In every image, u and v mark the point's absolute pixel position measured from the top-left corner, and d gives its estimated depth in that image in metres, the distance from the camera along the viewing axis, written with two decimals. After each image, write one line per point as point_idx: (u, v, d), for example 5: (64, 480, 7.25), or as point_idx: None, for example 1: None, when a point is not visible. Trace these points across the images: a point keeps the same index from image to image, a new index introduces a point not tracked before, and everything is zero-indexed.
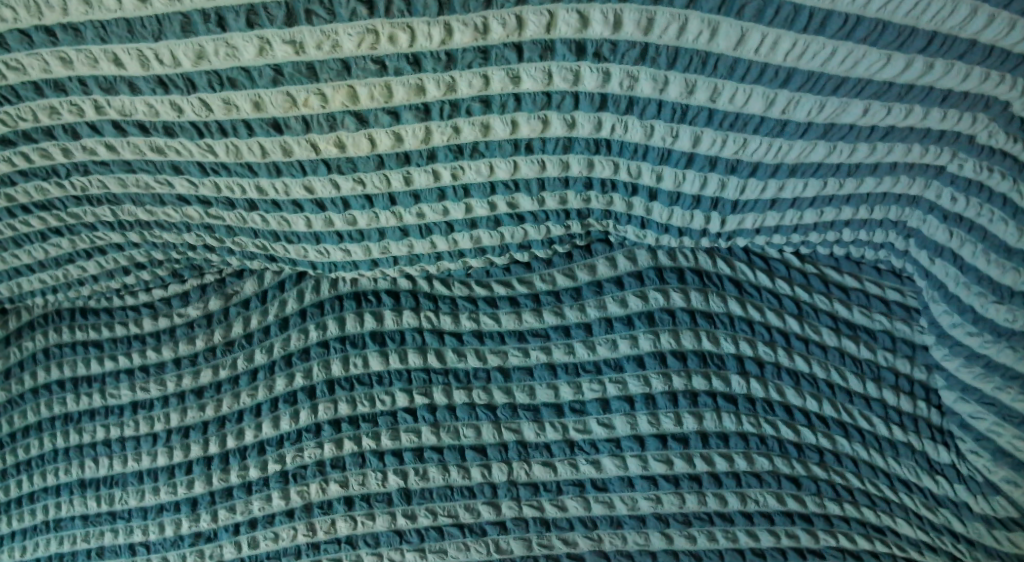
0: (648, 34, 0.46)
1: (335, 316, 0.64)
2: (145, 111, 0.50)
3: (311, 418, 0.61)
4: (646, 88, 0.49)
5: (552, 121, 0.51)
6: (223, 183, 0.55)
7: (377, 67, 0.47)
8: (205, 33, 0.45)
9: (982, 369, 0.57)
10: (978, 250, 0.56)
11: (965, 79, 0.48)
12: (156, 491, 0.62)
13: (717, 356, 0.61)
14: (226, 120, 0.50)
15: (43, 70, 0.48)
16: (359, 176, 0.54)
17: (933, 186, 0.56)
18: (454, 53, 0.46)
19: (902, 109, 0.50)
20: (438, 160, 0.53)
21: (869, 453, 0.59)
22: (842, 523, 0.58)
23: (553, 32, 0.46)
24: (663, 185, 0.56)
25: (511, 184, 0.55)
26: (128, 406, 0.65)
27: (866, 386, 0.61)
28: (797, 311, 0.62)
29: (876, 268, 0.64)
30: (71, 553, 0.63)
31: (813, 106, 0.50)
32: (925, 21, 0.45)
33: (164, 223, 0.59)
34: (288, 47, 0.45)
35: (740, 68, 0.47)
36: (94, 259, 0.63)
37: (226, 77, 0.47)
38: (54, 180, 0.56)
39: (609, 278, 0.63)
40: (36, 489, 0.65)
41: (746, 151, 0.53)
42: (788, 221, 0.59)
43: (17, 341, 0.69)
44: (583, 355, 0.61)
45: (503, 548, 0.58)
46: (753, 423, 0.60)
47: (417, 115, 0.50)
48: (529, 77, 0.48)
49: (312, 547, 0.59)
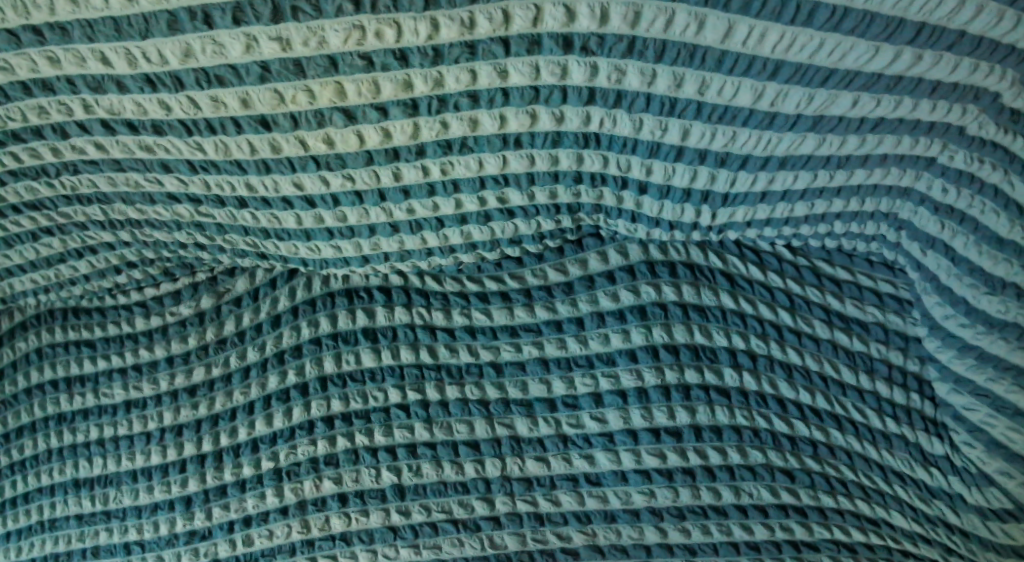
0: (635, 28, 0.46)
1: (328, 313, 0.64)
2: (133, 110, 0.50)
3: (304, 416, 0.62)
4: (635, 81, 0.49)
5: (541, 115, 0.51)
6: (213, 181, 0.55)
7: (364, 63, 0.47)
8: (192, 31, 0.45)
9: (974, 361, 0.57)
10: (970, 241, 0.56)
11: (954, 70, 0.48)
12: (150, 490, 0.62)
13: (709, 350, 0.61)
14: (215, 117, 0.50)
15: (31, 70, 0.48)
16: (349, 173, 0.54)
17: (925, 177, 0.56)
18: (441, 49, 0.46)
19: (892, 100, 0.50)
20: (427, 156, 0.53)
21: (862, 446, 0.59)
22: (837, 516, 0.58)
23: (539, 27, 0.45)
24: (653, 178, 0.56)
25: (501, 179, 0.55)
26: (121, 405, 0.65)
27: (859, 378, 0.61)
28: (790, 304, 0.62)
29: (868, 261, 0.64)
30: (66, 552, 0.63)
31: (802, 98, 0.50)
32: (913, 12, 0.45)
33: (155, 222, 0.59)
34: (275, 44, 0.45)
35: (728, 61, 0.47)
36: (85, 259, 0.63)
37: (214, 75, 0.47)
38: (44, 180, 0.56)
39: (601, 273, 0.63)
40: (31, 489, 0.65)
41: (735, 144, 0.53)
42: (779, 214, 0.59)
43: (11, 341, 0.69)
44: (576, 350, 0.61)
45: (497, 543, 0.58)
46: (747, 416, 0.60)
47: (406, 110, 0.50)
48: (517, 72, 0.48)
49: (307, 544, 0.59)
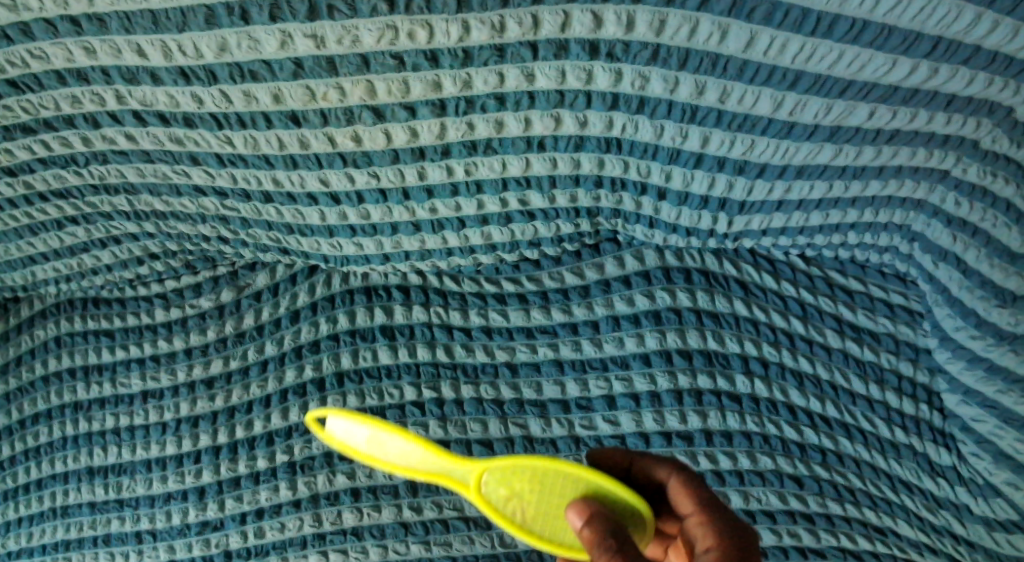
0: (660, 35, 0.47)
1: (346, 310, 0.64)
2: (166, 102, 0.51)
3: (320, 410, 0.62)
4: (658, 88, 0.50)
5: (565, 119, 0.52)
6: (241, 175, 0.56)
7: (396, 63, 0.47)
8: (228, 26, 0.46)
9: (983, 373, 0.58)
10: (982, 254, 0.57)
11: (969, 84, 0.49)
12: (164, 480, 0.63)
13: (722, 356, 0.62)
14: (246, 112, 0.51)
15: (67, 60, 0.49)
16: (374, 171, 0.55)
17: (938, 191, 0.57)
18: (471, 51, 0.47)
19: (907, 113, 0.51)
20: (452, 156, 0.54)
21: (871, 455, 0.60)
22: (844, 523, 0.59)
23: (567, 33, 0.46)
24: (672, 184, 0.57)
25: (523, 181, 0.56)
26: (138, 395, 0.65)
27: (869, 388, 0.61)
28: (802, 313, 0.63)
29: (880, 273, 0.64)
30: (78, 540, 0.64)
31: (820, 108, 0.51)
32: (929, 27, 0.46)
33: (180, 214, 0.60)
34: (309, 41, 0.46)
35: (749, 70, 0.48)
36: (108, 249, 0.64)
37: (248, 70, 0.48)
38: (73, 169, 0.57)
39: (618, 277, 0.63)
40: (44, 476, 0.66)
41: (754, 152, 0.54)
42: (794, 224, 0.60)
43: (30, 329, 0.69)
44: (591, 353, 0.62)
45: (507, 541, 0.59)
46: (758, 423, 0.60)
47: (434, 110, 0.51)
48: (544, 75, 0.49)
49: (318, 538, 0.60)
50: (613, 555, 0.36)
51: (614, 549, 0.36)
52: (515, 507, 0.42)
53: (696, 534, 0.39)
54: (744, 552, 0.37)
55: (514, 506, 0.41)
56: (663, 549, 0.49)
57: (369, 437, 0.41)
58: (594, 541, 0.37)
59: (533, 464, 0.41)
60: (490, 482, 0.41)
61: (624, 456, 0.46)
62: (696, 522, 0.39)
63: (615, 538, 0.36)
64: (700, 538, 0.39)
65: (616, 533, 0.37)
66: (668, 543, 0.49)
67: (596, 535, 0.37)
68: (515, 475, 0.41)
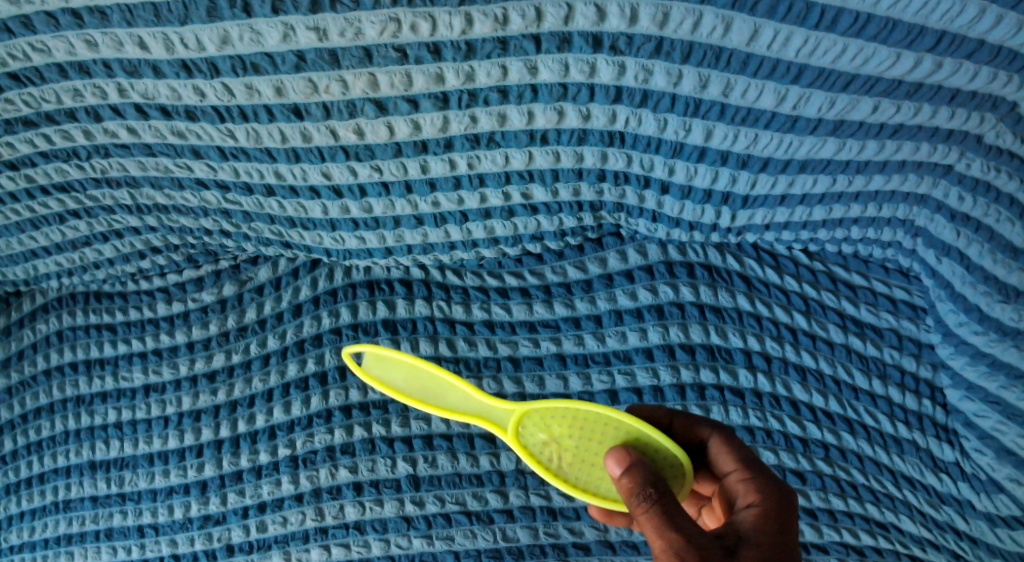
0: (663, 29, 0.46)
1: (348, 304, 0.64)
2: (168, 95, 0.51)
3: (322, 404, 0.62)
4: (661, 81, 0.50)
5: (568, 112, 0.52)
6: (243, 168, 0.56)
7: (398, 55, 0.47)
8: (231, 18, 0.46)
9: (986, 368, 0.58)
10: (985, 250, 0.57)
11: (974, 78, 0.49)
12: (166, 474, 0.63)
13: (724, 350, 0.62)
14: (248, 105, 0.51)
15: (68, 53, 0.48)
16: (377, 164, 0.55)
17: (941, 185, 0.57)
18: (473, 43, 0.47)
19: (911, 107, 0.51)
20: (455, 149, 0.54)
21: (873, 450, 0.60)
22: (845, 519, 0.59)
23: (570, 25, 0.46)
24: (675, 178, 0.57)
25: (526, 174, 0.56)
26: (140, 389, 0.65)
27: (872, 383, 0.61)
28: (805, 307, 0.62)
29: (883, 267, 0.64)
30: (80, 534, 0.64)
31: (824, 102, 0.50)
32: (934, 20, 0.46)
33: (182, 208, 0.60)
34: (311, 34, 0.46)
35: (752, 64, 0.48)
36: (110, 243, 0.64)
37: (250, 62, 0.48)
38: (75, 162, 0.57)
39: (620, 272, 0.63)
40: (46, 470, 0.66)
41: (757, 146, 0.54)
42: (797, 218, 0.60)
43: (32, 323, 0.69)
44: (594, 347, 0.62)
45: (509, 536, 0.59)
46: (760, 417, 0.60)
47: (436, 103, 0.50)
48: (547, 68, 0.48)
49: (320, 532, 0.60)
50: (653, 503, 0.38)
51: (656, 498, 0.38)
52: (552, 453, 0.44)
53: (736, 491, 0.42)
54: (781, 510, 0.40)
55: (551, 451, 0.44)
56: (697, 507, 0.52)
57: (407, 378, 0.47)
58: (633, 490, 0.39)
59: (573, 409, 0.43)
60: (529, 427, 0.44)
61: (664, 414, 0.48)
62: (736, 479, 0.42)
63: (655, 488, 0.38)
64: (741, 494, 0.42)
65: (657, 483, 0.39)
66: (702, 503, 0.52)
67: (635, 484, 0.39)
68: (552, 420, 0.44)
